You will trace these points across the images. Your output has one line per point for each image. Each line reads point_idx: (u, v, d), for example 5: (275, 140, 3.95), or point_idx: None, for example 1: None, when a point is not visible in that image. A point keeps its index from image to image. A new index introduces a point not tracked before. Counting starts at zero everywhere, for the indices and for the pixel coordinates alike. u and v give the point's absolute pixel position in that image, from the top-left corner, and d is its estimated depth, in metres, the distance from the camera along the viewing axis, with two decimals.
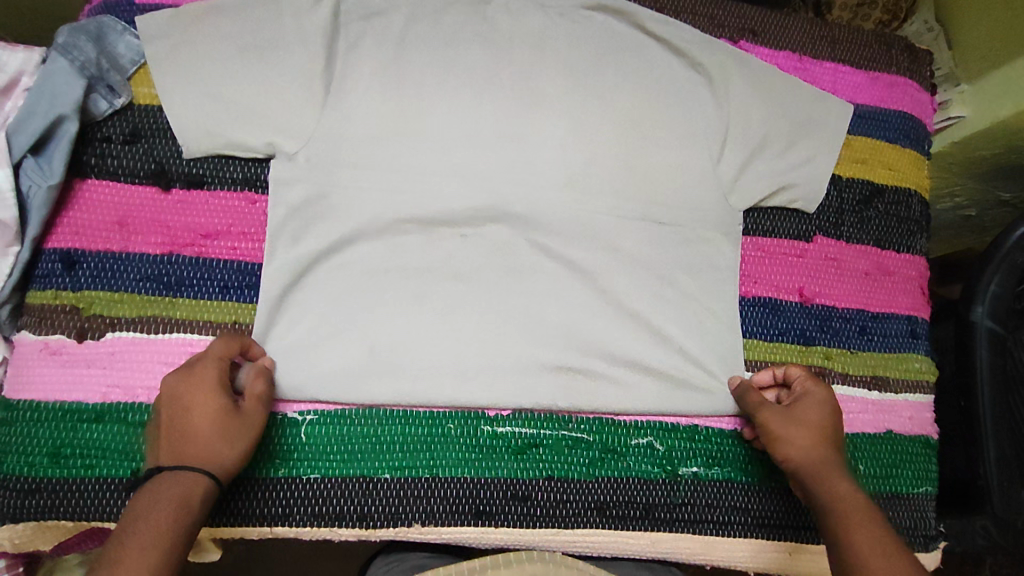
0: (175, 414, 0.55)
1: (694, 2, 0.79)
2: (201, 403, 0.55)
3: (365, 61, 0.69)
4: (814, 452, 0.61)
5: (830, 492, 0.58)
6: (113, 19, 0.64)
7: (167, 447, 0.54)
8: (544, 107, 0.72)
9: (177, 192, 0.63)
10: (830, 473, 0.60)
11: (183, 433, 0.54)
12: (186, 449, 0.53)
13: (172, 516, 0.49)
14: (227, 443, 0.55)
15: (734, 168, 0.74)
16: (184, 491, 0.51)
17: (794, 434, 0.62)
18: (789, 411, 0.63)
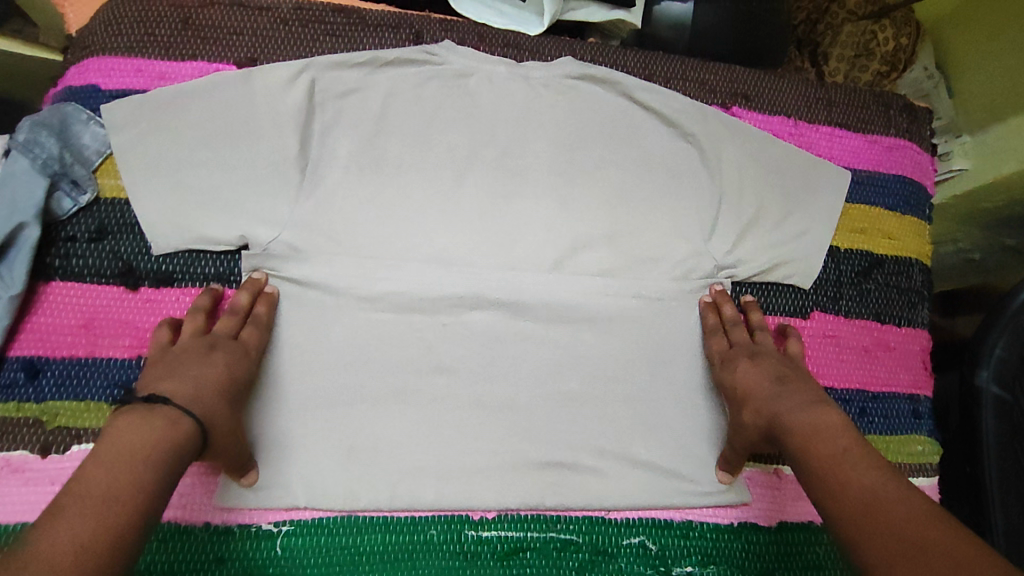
0: (184, 364, 0.55)
1: (684, 67, 0.76)
2: (215, 364, 0.55)
3: (341, 143, 0.66)
4: (793, 383, 0.60)
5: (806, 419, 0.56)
6: (77, 108, 0.62)
7: (160, 379, 0.53)
8: (529, 184, 0.70)
9: (146, 290, 0.61)
10: (807, 399, 0.58)
11: (209, 388, 0.54)
12: (201, 395, 0.53)
13: (144, 460, 0.47)
14: (226, 404, 0.54)
15: (726, 244, 0.71)
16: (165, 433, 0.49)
17: (768, 377, 0.62)
18: (761, 361, 0.63)
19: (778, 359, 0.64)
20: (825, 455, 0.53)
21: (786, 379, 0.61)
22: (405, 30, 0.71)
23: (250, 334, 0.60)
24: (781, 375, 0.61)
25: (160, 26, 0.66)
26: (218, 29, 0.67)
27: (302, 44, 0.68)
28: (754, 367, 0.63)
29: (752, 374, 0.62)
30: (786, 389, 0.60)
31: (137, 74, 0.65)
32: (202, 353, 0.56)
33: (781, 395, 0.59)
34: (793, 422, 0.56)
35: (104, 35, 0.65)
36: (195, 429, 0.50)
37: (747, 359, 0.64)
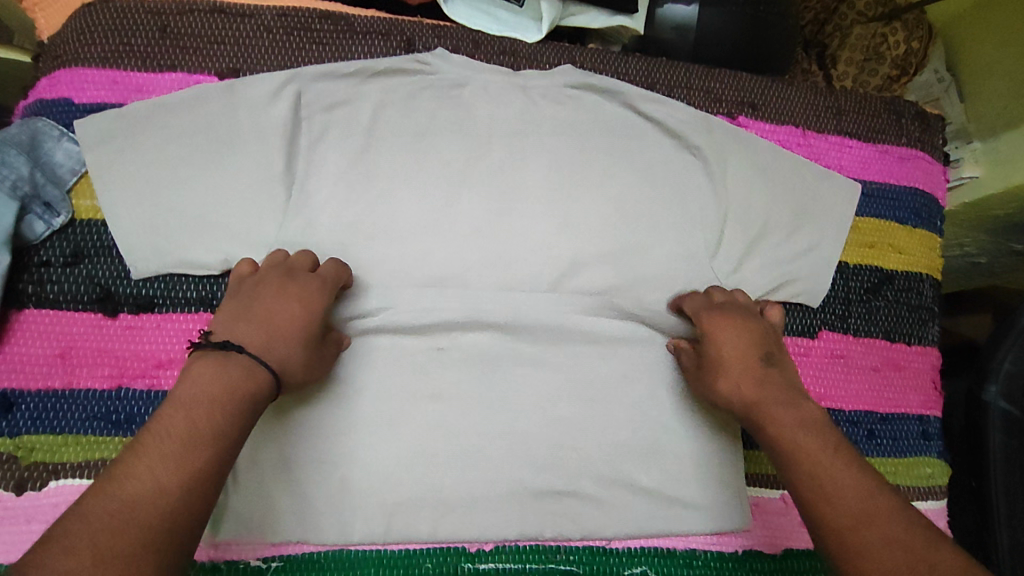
0: (261, 305, 0.53)
1: (689, 75, 0.73)
2: (291, 306, 0.54)
3: (330, 158, 0.63)
4: (764, 378, 0.57)
5: (782, 422, 0.53)
6: (49, 124, 0.59)
7: (235, 321, 0.52)
8: (527, 199, 0.67)
9: (125, 317, 0.58)
10: (786, 397, 0.55)
11: (286, 332, 0.52)
12: (271, 345, 0.51)
13: (217, 407, 0.45)
14: (301, 348, 0.53)
15: (731, 262, 0.68)
16: (238, 380, 0.47)
17: (731, 376, 0.58)
18: (721, 353, 0.59)
19: (738, 344, 0.59)
20: (804, 462, 0.50)
21: (758, 372, 0.57)
22: (395, 37, 0.68)
23: (330, 269, 0.58)
24: (744, 371, 0.58)
25: (137, 35, 0.63)
26: (198, 38, 0.64)
27: (287, 53, 0.65)
28: (714, 366, 0.59)
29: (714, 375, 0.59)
30: (760, 386, 0.56)
31: (113, 87, 0.62)
32: (282, 293, 0.54)
33: (752, 394, 0.56)
34: (762, 415, 0.55)
35: (77, 45, 0.62)
36: (268, 379, 0.49)
37: (707, 355, 0.60)
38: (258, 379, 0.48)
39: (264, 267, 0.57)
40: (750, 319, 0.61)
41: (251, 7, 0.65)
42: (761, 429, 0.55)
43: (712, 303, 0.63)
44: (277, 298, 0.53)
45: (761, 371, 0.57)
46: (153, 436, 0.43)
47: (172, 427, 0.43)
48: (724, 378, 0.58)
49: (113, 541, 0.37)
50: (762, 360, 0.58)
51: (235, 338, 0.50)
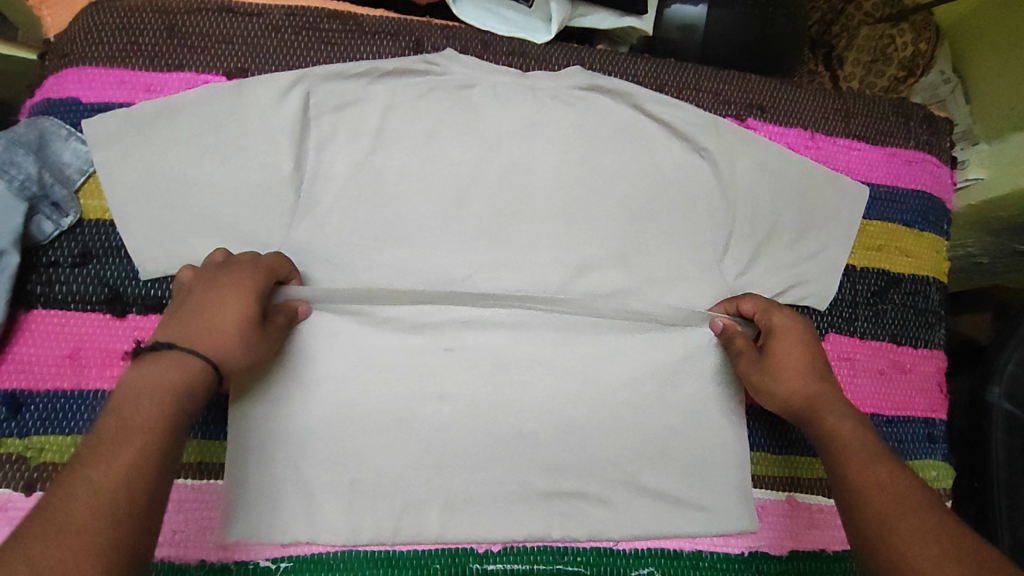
0: (187, 304, 0.50)
1: (697, 76, 0.73)
2: (231, 298, 0.50)
3: (338, 158, 0.63)
4: (823, 382, 0.58)
5: (833, 423, 0.55)
6: (56, 124, 0.59)
7: (166, 325, 0.49)
8: (536, 201, 0.67)
9: (134, 318, 0.58)
10: (841, 403, 0.56)
11: (228, 324, 0.49)
12: (206, 334, 0.48)
13: (161, 395, 0.43)
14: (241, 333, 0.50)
15: (738, 265, 0.69)
16: (182, 370, 0.45)
17: (790, 375, 0.59)
18: (782, 355, 0.59)
19: (800, 352, 0.59)
20: (854, 462, 0.51)
21: (815, 376, 0.58)
22: (404, 37, 0.68)
23: (267, 258, 0.56)
24: (805, 371, 0.58)
25: (144, 34, 0.62)
26: (206, 37, 0.63)
27: (296, 54, 0.65)
28: (775, 365, 0.59)
29: (776, 374, 0.59)
30: (813, 386, 0.58)
31: (121, 86, 0.62)
32: (206, 286, 0.51)
33: (807, 393, 0.57)
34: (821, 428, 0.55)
35: (84, 43, 0.62)
36: (206, 365, 0.47)
37: (768, 356, 0.60)
38: (196, 365, 0.46)
39: (202, 270, 0.54)
40: (807, 329, 0.61)
41: (259, 6, 0.65)
42: (813, 430, 0.56)
43: (772, 309, 0.62)
44: (203, 292, 0.51)
45: (818, 376, 0.58)
46: (116, 427, 0.40)
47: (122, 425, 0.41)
48: (784, 379, 0.59)
49: (87, 532, 0.35)
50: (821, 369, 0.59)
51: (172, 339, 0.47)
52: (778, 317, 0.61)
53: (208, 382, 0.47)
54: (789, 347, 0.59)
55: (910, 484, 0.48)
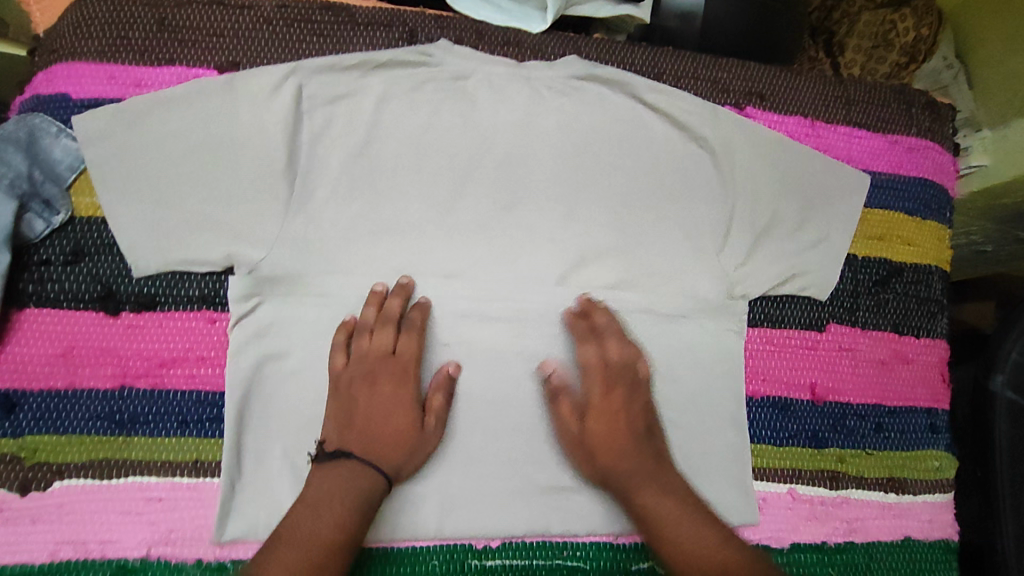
0: (366, 394, 0.59)
1: (695, 64, 0.71)
2: (379, 405, 0.59)
3: (332, 152, 0.62)
4: (632, 450, 0.60)
5: (653, 495, 0.57)
6: (47, 120, 0.58)
7: (351, 426, 0.58)
8: (532, 195, 0.66)
9: (126, 316, 0.57)
10: (653, 468, 0.59)
11: (375, 438, 0.58)
12: (356, 422, 0.58)
13: (342, 495, 0.54)
14: (393, 404, 0.59)
15: (737, 256, 0.68)
16: (351, 482, 0.55)
17: (591, 429, 0.60)
18: (658, 428, 0.63)
19: (637, 406, 0.62)
20: (662, 529, 0.55)
21: (637, 443, 0.60)
22: (397, 28, 0.66)
23: (391, 306, 0.61)
24: (612, 434, 0.60)
25: (134, 28, 0.61)
26: (195, 31, 0.62)
27: (288, 46, 0.64)
28: (590, 413, 0.61)
29: (585, 422, 0.61)
30: (619, 455, 0.60)
31: (110, 82, 0.60)
32: (370, 366, 0.59)
33: (615, 456, 0.60)
34: (626, 490, 0.58)
35: (73, 38, 0.61)
36: (375, 472, 0.56)
37: (587, 406, 0.61)
38: (368, 470, 0.56)
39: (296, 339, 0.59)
40: (637, 379, 0.62)
41: None
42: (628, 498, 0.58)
43: (604, 358, 0.62)
44: (366, 386, 0.59)
45: (636, 447, 0.60)
46: (312, 498, 0.54)
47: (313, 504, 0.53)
48: (594, 434, 0.60)
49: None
50: (641, 434, 0.61)
51: (344, 448, 0.57)
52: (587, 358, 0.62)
53: (366, 483, 0.56)
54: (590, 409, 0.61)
55: (706, 533, 0.54)
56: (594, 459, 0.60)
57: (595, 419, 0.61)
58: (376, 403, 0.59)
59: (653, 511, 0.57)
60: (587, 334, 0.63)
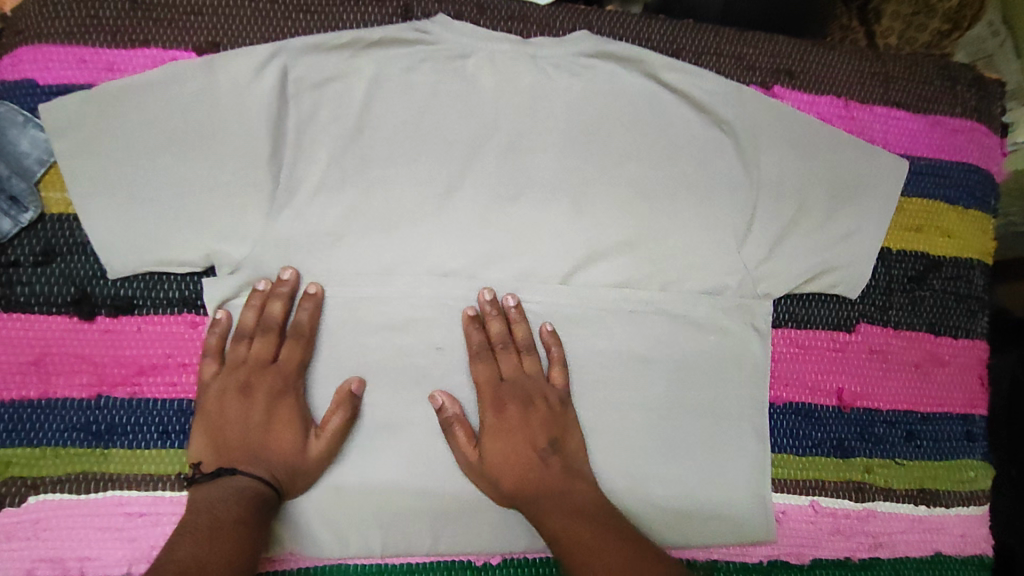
0: (242, 410, 0.53)
1: (718, 39, 0.65)
2: (258, 419, 0.53)
3: (320, 141, 0.58)
4: (525, 469, 0.55)
5: (572, 522, 0.52)
6: (12, 110, 0.54)
7: (217, 445, 0.52)
8: (537, 185, 0.61)
9: (103, 320, 0.53)
10: (546, 488, 0.55)
11: (263, 455, 0.52)
12: (242, 434, 0.52)
13: (236, 507, 0.49)
14: (238, 412, 0.53)
15: (762, 251, 0.63)
16: (239, 494, 0.50)
17: (498, 446, 0.55)
18: (569, 440, 0.57)
19: (533, 424, 0.56)
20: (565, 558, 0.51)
21: (525, 462, 0.55)
22: (391, 3, 0.61)
23: (274, 308, 0.54)
24: (507, 458, 0.55)
25: (104, 6, 0.56)
26: (172, 9, 0.57)
27: (273, 25, 0.59)
28: (484, 437, 0.56)
29: (481, 450, 0.56)
30: (528, 477, 0.55)
31: (81, 66, 0.56)
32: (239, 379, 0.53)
33: (522, 477, 0.55)
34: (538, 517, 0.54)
35: (39, 18, 0.56)
36: (259, 482, 0.51)
37: (489, 419, 0.56)
38: (252, 479, 0.51)
39: (222, 367, 0.54)
40: (545, 397, 0.57)
41: None
42: (541, 520, 0.54)
43: (500, 379, 0.57)
44: (233, 400, 0.53)
45: (529, 470, 0.55)
46: (198, 516, 0.48)
47: (203, 521, 0.48)
48: (493, 463, 0.55)
49: None
50: (540, 455, 0.56)
51: (223, 467, 0.51)
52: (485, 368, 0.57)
53: (254, 494, 0.50)
54: (492, 436, 0.56)
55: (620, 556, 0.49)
56: (500, 485, 0.55)
57: (495, 442, 0.55)
58: (273, 416, 0.53)
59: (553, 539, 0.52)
60: (478, 348, 0.57)
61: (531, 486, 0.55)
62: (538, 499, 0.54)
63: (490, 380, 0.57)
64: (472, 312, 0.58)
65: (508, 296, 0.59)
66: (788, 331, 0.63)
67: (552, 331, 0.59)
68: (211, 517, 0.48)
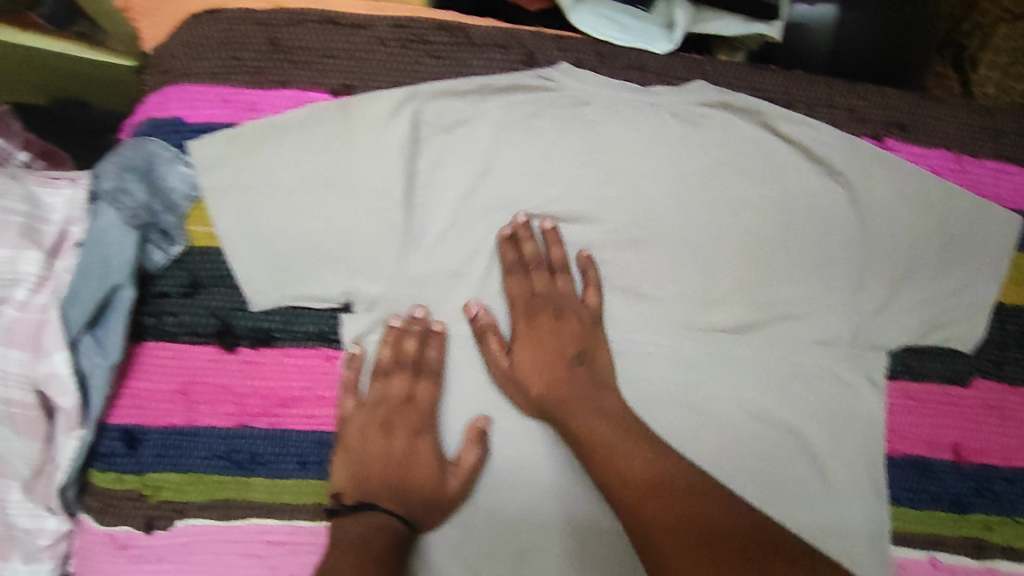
0: (381, 447, 0.54)
1: (830, 91, 0.65)
2: (397, 455, 0.54)
3: (450, 183, 0.59)
4: (566, 378, 0.56)
5: (615, 429, 0.53)
6: (162, 146, 0.55)
7: (355, 480, 0.53)
8: (657, 231, 0.62)
9: (243, 351, 0.55)
10: (586, 393, 0.55)
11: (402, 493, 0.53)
12: (382, 471, 0.53)
13: (376, 544, 0.49)
14: (377, 446, 0.54)
15: (875, 302, 0.63)
16: (381, 529, 0.51)
17: (528, 355, 0.57)
18: (600, 355, 0.58)
19: (566, 339, 0.57)
20: (614, 463, 0.52)
21: (563, 369, 0.57)
22: (517, 49, 0.62)
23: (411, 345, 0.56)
24: (546, 366, 0.57)
25: (246, 49, 0.57)
26: (310, 52, 0.58)
27: (403, 69, 0.59)
28: (517, 345, 0.58)
29: (512, 358, 0.57)
30: (561, 383, 0.56)
31: (224, 104, 0.57)
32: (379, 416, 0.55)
33: (552, 390, 0.56)
34: (566, 419, 0.54)
35: (184, 60, 0.57)
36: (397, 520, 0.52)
37: (538, 323, 0.58)
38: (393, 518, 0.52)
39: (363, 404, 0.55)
40: (575, 313, 0.58)
41: (365, 17, 0.59)
42: (562, 425, 0.55)
43: (532, 293, 0.59)
44: (374, 437, 0.54)
45: (563, 376, 0.56)
46: (342, 549, 0.49)
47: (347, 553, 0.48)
48: (523, 369, 0.57)
49: None
50: (569, 361, 0.57)
51: (363, 501, 0.52)
52: (514, 287, 0.59)
53: (394, 533, 0.51)
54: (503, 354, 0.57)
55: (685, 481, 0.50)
56: (527, 389, 0.56)
57: (530, 356, 0.57)
58: (411, 454, 0.54)
59: (597, 437, 0.53)
60: (513, 266, 0.58)
61: (552, 391, 0.56)
62: (567, 402, 0.55)
63: (522, 294, 0.59)
64: (507, 232, 0.59)
65: (543, 220, 0.60)
66: (904, 385, 0.63)
67: (589, 255, 0.60)
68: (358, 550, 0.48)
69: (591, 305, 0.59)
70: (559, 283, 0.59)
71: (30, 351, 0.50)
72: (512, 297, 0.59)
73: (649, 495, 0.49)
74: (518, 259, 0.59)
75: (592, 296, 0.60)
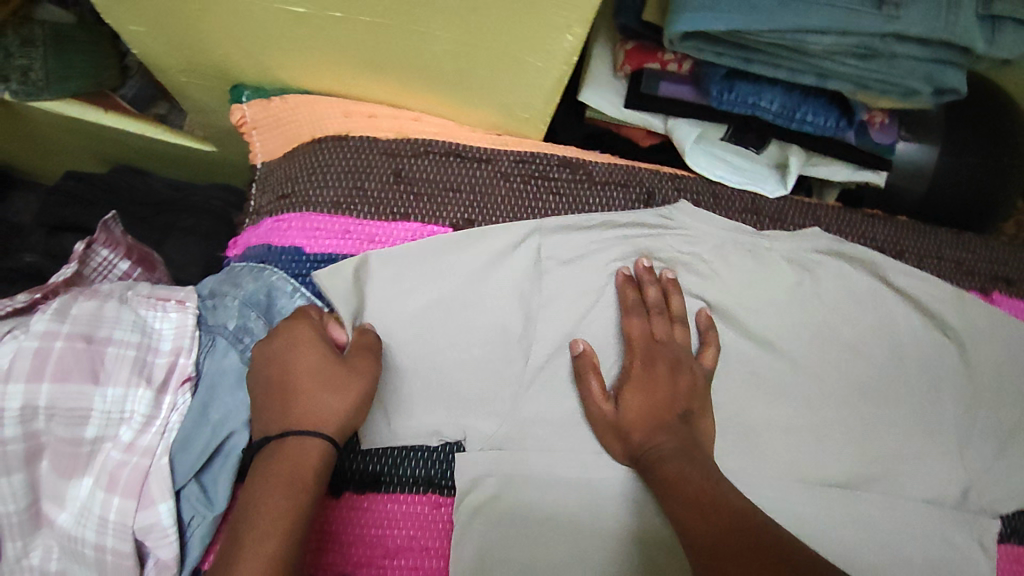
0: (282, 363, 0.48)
1: (939, 242, 0.66)
2: (298, 363, 0.48)
3: (565, 319, 0.58)
4: (669, 429, 0.52)
5: (709, 492, 0.47)
6: (282, 278, 0.54)
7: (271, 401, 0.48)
8: (767, 375, 0.61)
9: (349, 497, 0.53)
10: (688, 445, 0.51)
11: (291, 407, 0.47)
12: (279, 400, 0.47)
13: (280, 501, 0.43)
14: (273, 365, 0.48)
15: (986, 459, 0.62)
16: (291, 470, 0.44)
17: (633, 398, 0.54)
18: (703, 418, 0.55)
19: (681, 387, 0.55)
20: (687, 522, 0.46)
21: (668, 419, 0.53)
22: (635, 189, 0.61)
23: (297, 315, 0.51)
24: (650, 413, 0.54)
25: (370, 179, 0.58)
26: (434, 185, 0.58)
27: (523, 204, 0.59)
28: (624, 393, 0.55)
29: (618, 404, 0.55)
30: (661, 435, 0.52)
31: (345, 236, 0.57)
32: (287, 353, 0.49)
33: (649, 438, 0.53)
34: (653, 471, 0.51)
35: (308, 186, 0.58)
36: (301, 451, 0.45)
37: (636, 370, 0.55)
38: (306, 453, 0.45)
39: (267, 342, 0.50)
40: (691, 367, 0.56)
41: (489, 151, 0.60)
42: (652, 476, 0.51)
43: (652, 336, 0.57)
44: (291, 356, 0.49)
45: (671, 425, 0.53)
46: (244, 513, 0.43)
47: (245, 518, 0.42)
48: (629, 414, 0.54)
49: None
50: (674, 419, 0.53)
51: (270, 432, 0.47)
52: (634, 321, 0.57)
53: (307, 472, 0.45)
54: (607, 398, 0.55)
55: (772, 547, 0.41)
56: (630, 439, 0.54)
57: (636, 397, 0.54)
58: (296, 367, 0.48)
59: (689, 480, 0.48)
60: (634, 305, 0.57)
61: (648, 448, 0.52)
62: (661, 455, 0.51)
63: (642, 326, 0.57)
64: (628, 272, 0.59)
65: (665, 269, 0.60)
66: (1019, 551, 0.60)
67: (709, 316, 0.60)
68: (266, 515, 0.42)
69: (706, 368, 0.57)
70: (677, 332, 0.57)
71: (134, 500, 0.47)
72: (626, 321, 0.57)
73: (718, 528, 0.44)
74: (639, 301, 0.58)
75: (711, 366, 0.58)
